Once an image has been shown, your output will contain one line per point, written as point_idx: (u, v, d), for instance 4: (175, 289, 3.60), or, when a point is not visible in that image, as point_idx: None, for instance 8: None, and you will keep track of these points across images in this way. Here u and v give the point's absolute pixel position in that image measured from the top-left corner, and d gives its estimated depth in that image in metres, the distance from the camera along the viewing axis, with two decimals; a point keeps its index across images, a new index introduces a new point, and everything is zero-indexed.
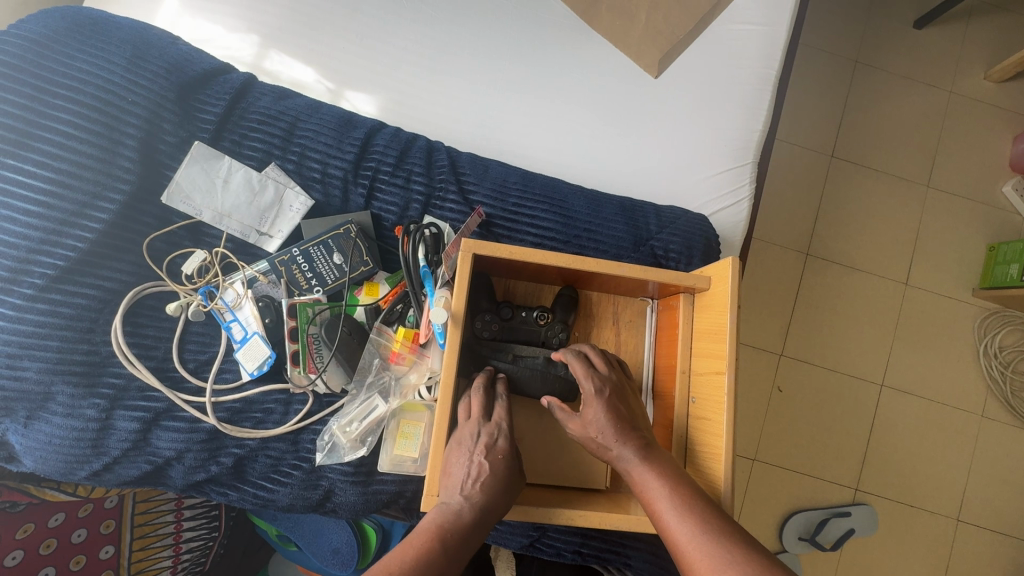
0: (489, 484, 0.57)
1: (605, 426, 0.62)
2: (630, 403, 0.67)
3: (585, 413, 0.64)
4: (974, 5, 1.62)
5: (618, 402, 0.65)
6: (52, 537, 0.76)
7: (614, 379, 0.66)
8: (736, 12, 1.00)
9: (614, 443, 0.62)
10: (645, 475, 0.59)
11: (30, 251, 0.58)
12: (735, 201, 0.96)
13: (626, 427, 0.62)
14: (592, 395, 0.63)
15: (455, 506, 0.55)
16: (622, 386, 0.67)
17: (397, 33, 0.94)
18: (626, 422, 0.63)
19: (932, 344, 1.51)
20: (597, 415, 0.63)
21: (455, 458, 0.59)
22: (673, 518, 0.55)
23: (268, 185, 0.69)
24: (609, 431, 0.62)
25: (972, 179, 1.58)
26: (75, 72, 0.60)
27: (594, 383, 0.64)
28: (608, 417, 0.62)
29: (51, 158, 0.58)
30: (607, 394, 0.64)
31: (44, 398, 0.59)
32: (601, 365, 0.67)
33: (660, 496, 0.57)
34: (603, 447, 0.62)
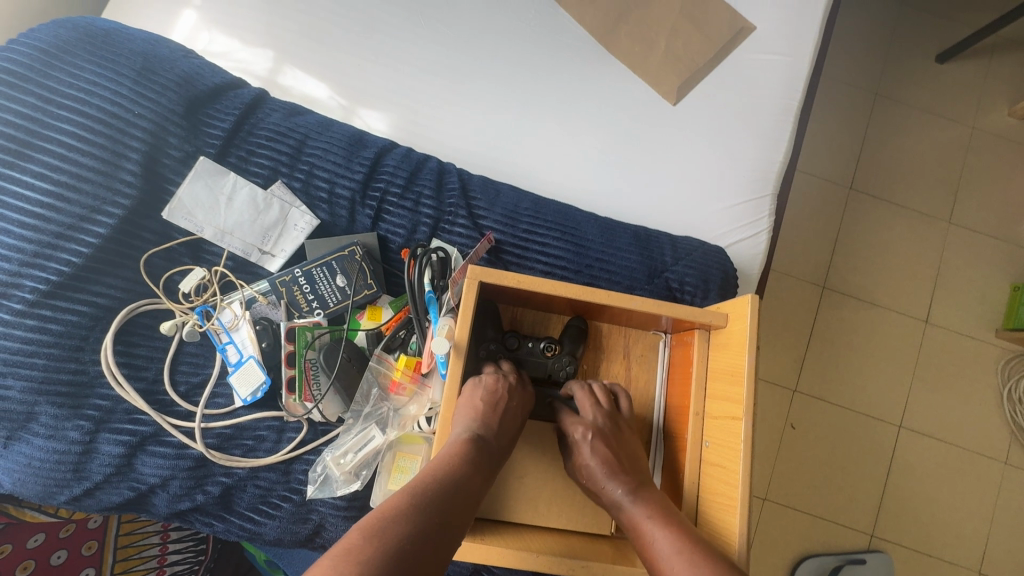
0: (510, 425, 0.58)
1: (594, 469, 0.60)
2: (620, 444, 0.63)
3: (577, 457, 0.62)
4: (996, 43, 1.60)
5: (605, 446, 0.61)
6: (30, 559, 0.73)
7: (600, 421, 0.63)
8: (760, 42, 0.99)
9: (603, 484, 0.60)
10: (638, 519, 0.56)
11: (22, 264, 0.55)
12: (753, 234, 0.93)
13: (615, 470, 0.60)
14: (580, 442, 0.62)
15: (489, 438, 0.55)
16: (612, 426, 0.63)
17: (412, 53, 0.93)
18: (615, 465, 0.60)
19: (952, 384, 1.46)
20: (587, 463, 0.61)
21: (481, 389, 0.59)
22: (675, 566, 0.51)
23: (273, 203, 0.67)
24: (598, 475, 0.60)
25: (995, 217, 1.54)
26: (83, 84, 0.59)
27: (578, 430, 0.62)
28: (595, 463, 0.60)
29: (51, 169, 0.56)
30: (593, 438, 0.61)
31: (26, 419, 0.56)
32: (587, 408, 0.64)
33: (657, 541, 0.54)
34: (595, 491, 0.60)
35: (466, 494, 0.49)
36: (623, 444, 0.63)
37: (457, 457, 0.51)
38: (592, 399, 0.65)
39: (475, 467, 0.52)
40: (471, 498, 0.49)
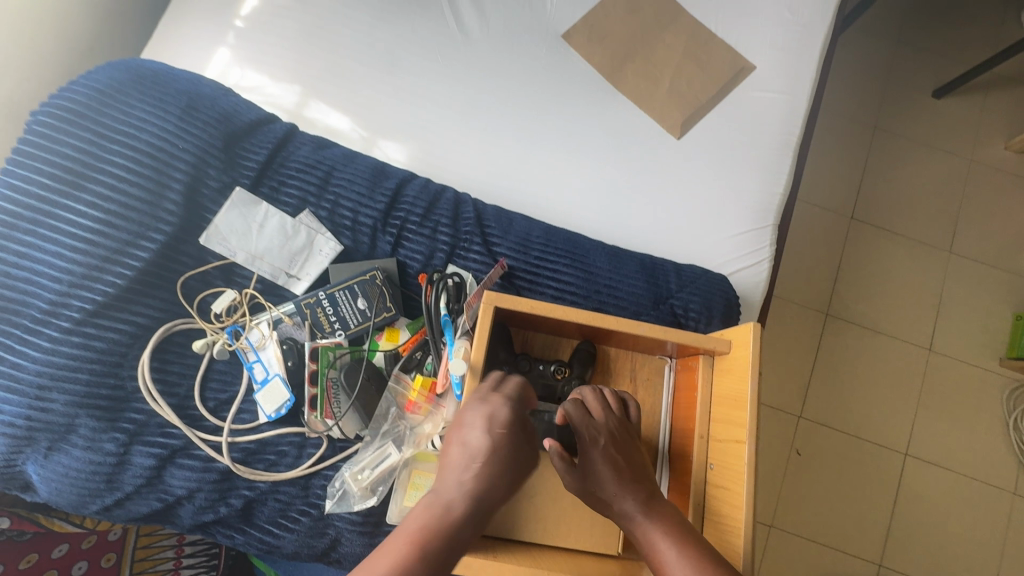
0: (509, 472, 0.55)
1: (604, 476, 0.60)
2: (628, 452, 0.64)
3: (583, 463, 0.61)
4: (991, 79, 1.65)
5: (617, 452, 0.63)
6: (53, 569, 0.76)
7: (610, 425, 0.65)
8: (760, 80, 1.04)
9: (614, 494, 0.60)
10: (652, 530, 0.57)
11: (71, 286, 0.60)
12: (755, 262, 0.96)
13: (627, 479, 0.61)
14: (588, 443, 0.62)
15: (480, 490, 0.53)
16: (620, 433, 0.65)
17: (430, 88, 0.99)
18: (626, 473, 0.61)
19: (957, 412, 1.47)
20: (596, 464, 0.60)
21: (478, 435, 0.55)
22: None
23: (301, 230, 0.71)
24: (609, 484, 0.60)
25: (996, 247, 1.57)
26: (133, 121, 0.64)
27: (589, 430, 0.62)
28: (606, 466, 0.61)
29: (102, 199, 0.61)
30: (605, 443, 0.62)
31: (66, 431, 0.60)
32: (597, 412, 0.66)
33: (673, 553, 0.55)
34: (604, 500, 0.60)
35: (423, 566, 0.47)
36: (631, 452, 0.64)
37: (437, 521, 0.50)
38: (602, 404, 0.67)
39: (439, 530, 0.49)
40: (431, 568, 0.47)
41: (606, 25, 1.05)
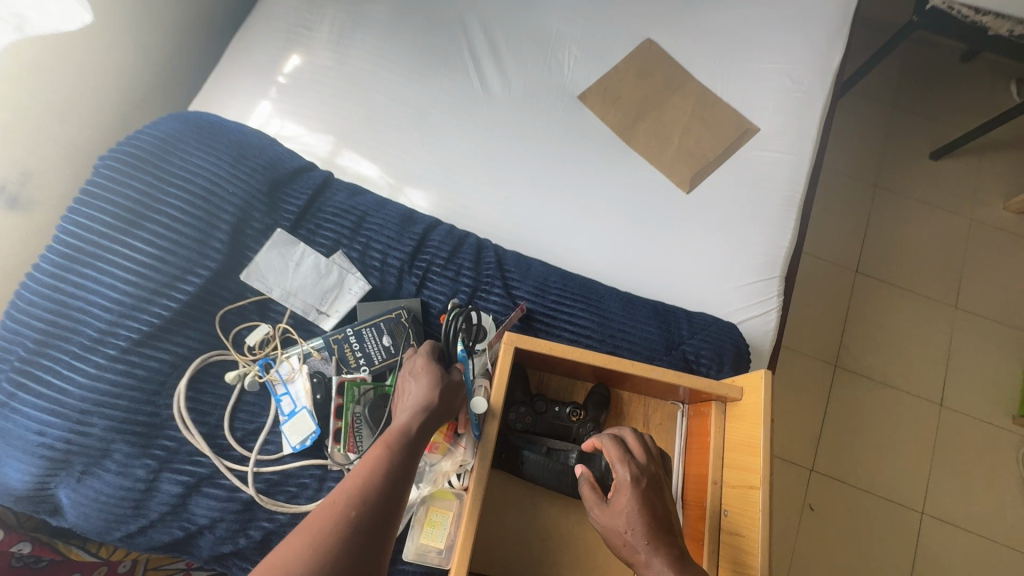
0: (444, 386, 0.63)
1: (636, 520, 0.57)
2: (663, 500, 0.60)
3: (615, 500, 0.59)
4: (987, 143, 1.72)
5: (653, 495, 0.59)
6: None
7: (652, 467, 0.62)
8: (765, 141, 1.11)
9: (646, 542, 0.57)
10: None
11: (121, 315, 0.64)
12: (764, 312, 1.00)
13: (661, 530, 0.57)
14: (625, 482, 0.59)
15: (426, 408, 0.59)
16: (659, 475, 0.62)
17: (455, 141, 1.07)
18: (659, 523, 0.58)
19: (973, 470, 1.44)
20: (629, 506, 0.58)
21: (408, 374, 0.65)
22: None
23: (333, 270, 0.76)
24: (641, 529, 0.57)
25: (1001, 303, 1.59)
26: (190, 167, 0.70)
27: (629, 470, 0.59)
28: (640, 510, 0.58)
29: (158, 237, 0.67)
30: (643, 485, 0.59)
31: (102, 455, 0.62)
32: (639, 452, 0.62)
33: None
34: (631, 544, 0.57)
35: (385, 466, 0.53)
36: (663, 498, 0.61)
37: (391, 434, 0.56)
38: (643, 446, 0.63)
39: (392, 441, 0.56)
40: (392, 469, 0.53)
41: (620, 87, 1.13)
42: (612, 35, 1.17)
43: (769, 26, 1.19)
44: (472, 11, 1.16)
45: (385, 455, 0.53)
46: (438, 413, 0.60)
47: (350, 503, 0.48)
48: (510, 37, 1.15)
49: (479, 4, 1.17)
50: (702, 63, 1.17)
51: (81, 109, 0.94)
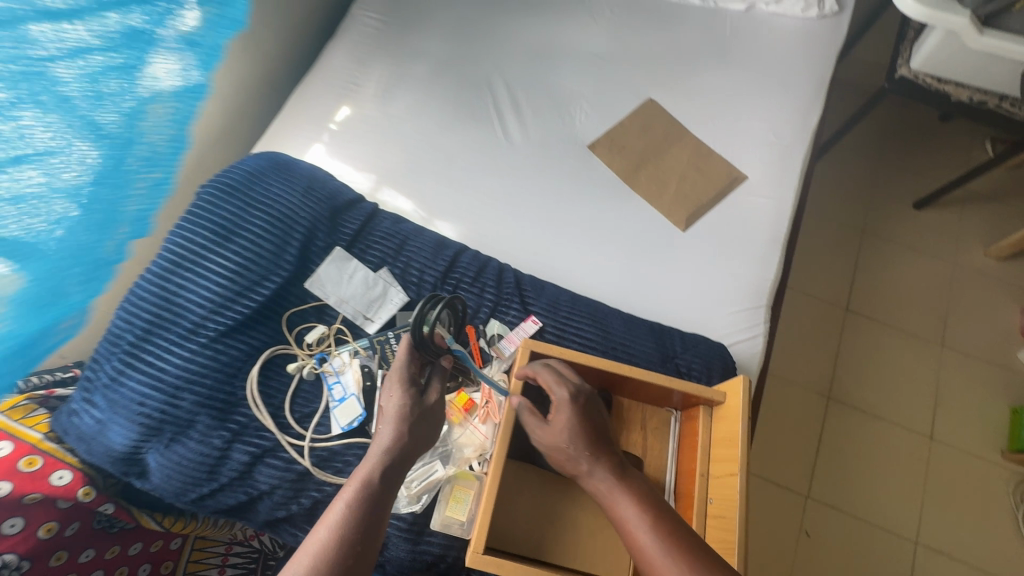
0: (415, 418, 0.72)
1: (574, 433, 0.72)
2: (594, 416, 0.76)
3: (556, 419, 0.74)
4: (967, 194, 1.86)
5: (586, 413, 0.75)
6: (126, 565, 0.86)
7: (581, 390, 0.77)
8: (752, 188, 1.27)
9: (585, 453, 0.71)
10: (614, 489, 0.70)
11: (211, 311, 0.78)
12: (751, 336, 1.12)
13: (595, 440, 0.73)
14: (563, 402, 0.74)
15: (398, 443, 0.70)
16: (588, 399, 0.77)
17: (481, 182, 1.23)
18: (593, 435, 0.73)
19: (966, 503, 1.50)
20: (568, 421, 0.73)
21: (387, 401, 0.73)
22: (642, 531, 0.65)
23: (379, 282, 0.90)
24: (580, 441, 0.72)
25: (986, 343, 1.69)
26: (271, 194, 0.87)
27: (565, 391, 0.75)
28: (577, 423, 0.73)
29: (244, 249, 0.82)
30: (576, 404, 0.74)
31: (187, 426, 0.75)
32: (569, 379, 0.78)
33: (629, 509, 0.67)
34: (573, 456, 0.72)
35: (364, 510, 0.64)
36: (596, 417, 0.76)
37: (360, 482, 0.65)
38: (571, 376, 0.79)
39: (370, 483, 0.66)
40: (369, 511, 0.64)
41: (624, 139, 1.30)
42: (618, 95, 1.36)
43: (755, 90, 1.37)
44: (498, 73, 1.36)
45: (362, 495, 0.64)
46: (405, 452, 0.70)
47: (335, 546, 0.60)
48: (530, 95, 1.34)
49: (504, 68, 1.37)
50: (696, 120, 1.35)
51: None
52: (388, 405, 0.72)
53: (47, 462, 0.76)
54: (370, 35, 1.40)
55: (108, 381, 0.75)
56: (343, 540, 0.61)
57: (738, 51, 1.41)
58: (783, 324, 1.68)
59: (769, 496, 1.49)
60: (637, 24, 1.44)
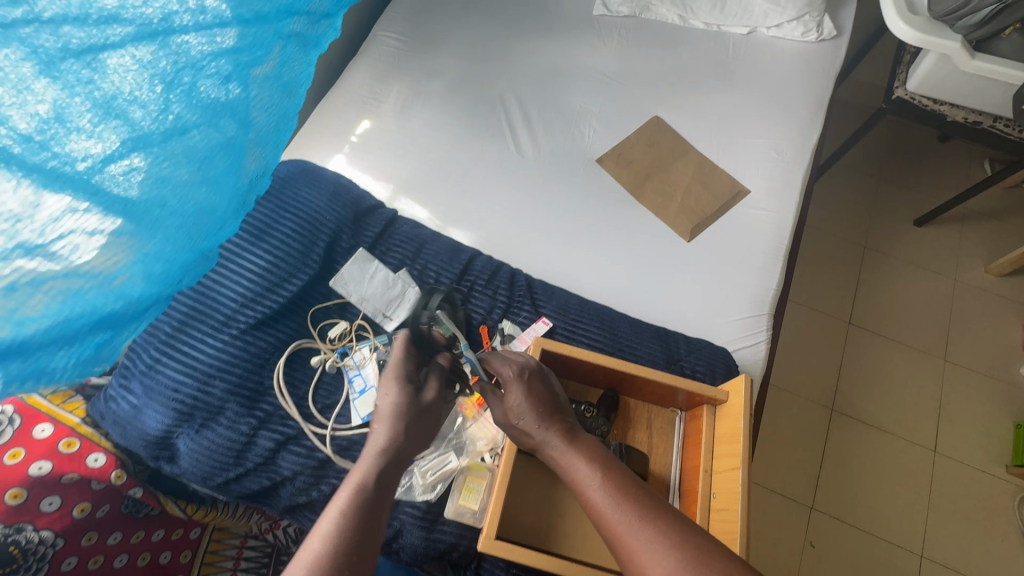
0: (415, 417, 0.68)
1: (525, 407, 0.71)
2: (547, 388, 0.74)
3: (508, 396, 0.72)
4: (967, 213, 1.90)
5: (535, 387, 0.72)
6: (148, 551, 0.86)
7: (530, 365, 0.75)
8: (755, 201, 1.32)
9: (537, 425, 0.70)
10: (568, 455, 0.68)
11: (243, 305, 0.85)
12: (754, 342, 1.15)
13: (546, 410, 0.71)
14: (512, 378, 0.73)
15: (393, 443, 0.66)
16: (540, 372, 0.75)
17: (494, 193, 1.29)
18: (545, 407, 0.71)
19: (970, 516, 1.51)
20: (519, 397, 0.71)
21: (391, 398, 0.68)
22: (593, 492, 0.62)
23: (399, 282, 0.95)
24: (530, 414, 0.71)
25: (989, 358, 1.71)
26: (301, 199, 0.95)
27: (512, 367, 0.73)
28: (527, 397, 0.71)
29: (275, 248, 0.90)
30: (524, 378, 0.73)
31: (217, 412, 0.80)
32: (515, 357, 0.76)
33: (582, 472, 0.65)
34: (525, 428, 0.71)
35: (369, 507, 0.58)
36: (548, 390, 0.74)
37: (355, 483, 0.60)
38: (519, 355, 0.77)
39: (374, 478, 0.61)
40: (373, 509, 0.59)
41: (631, 154, 1.36)
42: (625, 112, 1.42)
43: (757, 109, 1.43)
44: (511, 91, 1.43)
45: (364, 491, 0.60)
46: (402, 454, 0.66)
47: (337, 543, 0.54)
48: (541, 111, 1.41)
49: (517, 86, 1.44)
50: (700, 137, 1.40)
51: None
52: (384, 403, 0.68)
53: (84, 445, 0.82)
54: (391, 54, 1.47)
55: (145, 369, 0.80)
56: (341, 539, 0.54)
57: (740, 72, 1.48)
58: (786, 337, 1.71)
59: (774, 506, 1.50)
60: (644, 46, 1.51)
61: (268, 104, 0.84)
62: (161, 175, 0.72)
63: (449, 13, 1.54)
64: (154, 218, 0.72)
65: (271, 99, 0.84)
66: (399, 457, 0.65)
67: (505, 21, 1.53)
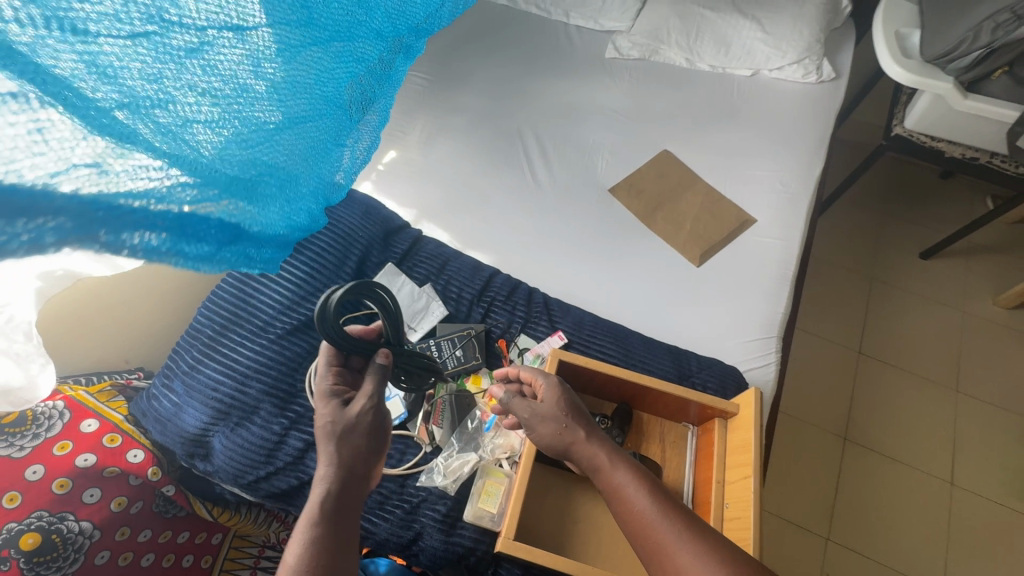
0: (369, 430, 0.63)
1: (566, 407, 0.72)
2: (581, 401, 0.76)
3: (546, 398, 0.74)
4: (972, 246, 1.94)
5: (573, 396, 0.75)
6: (173, 553, 0.90)
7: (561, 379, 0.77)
8: (762, 230, 1.37)
9: (581, 425, 0.71)
10: (609, 458, 0.68)
11: (280, 311, 0.91)
12: (763, 363, 1.19)
13: (584, 414, 0.73)
14: (551, 384, 0.75)
15: (342, 466, 0.61)
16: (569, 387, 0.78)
17: (511, 218, 1.36)
18: (583, 413, 0.73)
19: (990, 552, 1.48)
20: (558, 397, 0.73)
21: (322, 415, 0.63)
22: (638, 496, 0.64)
23: (423, 296, 1.03)
24: (571, 415, 0.72)
25: (1002, 390, 1.71)
26: (336, 216, 1.02)
27: (552, 376, 0.76)
28: (567, 399, 0.73)
29: (311, 259, 0.96)
30: (565, 385, 0.75)
31: (251, 412, 0.85)
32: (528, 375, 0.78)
33: (624, 477, 0.66)
34: (569, 425, 0.71)
35: (323, 548, 0.56)
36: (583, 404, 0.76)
37: (307, 521, 0.58)
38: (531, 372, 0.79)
39: (324, 515, 0.58)
40: (329, 547, 0.57)
41: (642, 185, 1.43)
42: (636, 146, 1.51)
43: (761, 145, 1.51)
44: (528, 125, 1.53)
45: (316, 527, 0.57)
46: (360, 469, 0.62)
47: None
48: (556, 145, 1.49)
49: (534, 121, 1.54)
50: (706, 170, 1.48)
51: None
52: (321, 422, 0.62)
53: (125, 441, 0.87)
54: (417, 92, 1.58)
55: (187, 368, 0.88)
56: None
57: (745, 110, 1.57)
58: (796, 365, 1.73)
59: (788, 537, 1.48)
60: (654, 86, 1.61)
61: (376, 104, 0.84)
62: (298, 154, 0.70)
63: (472, 55, 1.67)
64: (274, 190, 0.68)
65: (383, 81, 0.84)
66: (352, 478, 0.61)
67: (525, 63, 1.65)
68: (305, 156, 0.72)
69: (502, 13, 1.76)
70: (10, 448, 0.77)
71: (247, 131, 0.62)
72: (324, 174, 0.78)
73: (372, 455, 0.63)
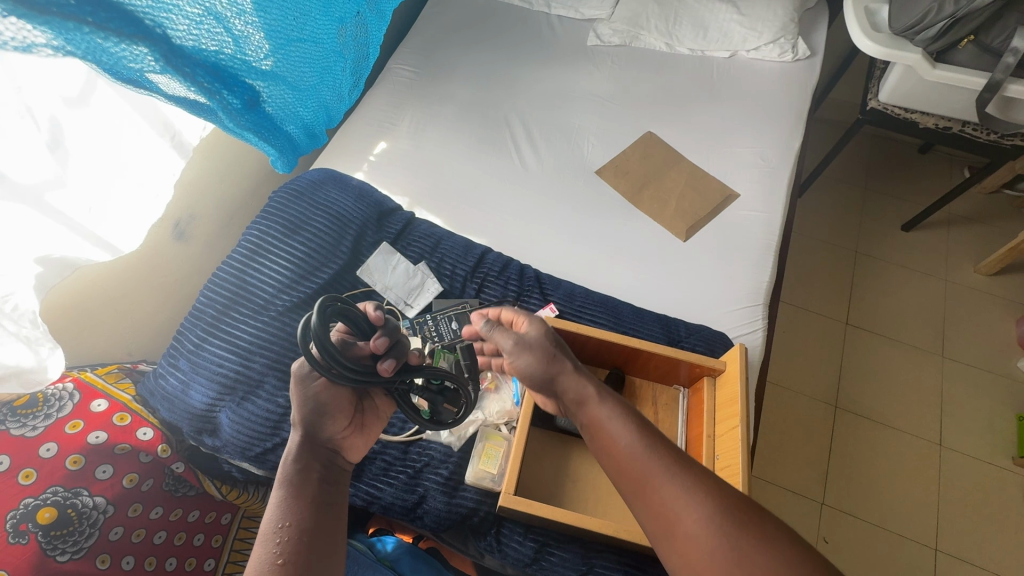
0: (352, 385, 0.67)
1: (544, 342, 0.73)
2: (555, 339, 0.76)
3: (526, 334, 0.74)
4: (952, 217, 1.99)
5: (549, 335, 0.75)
6: (184, 531, 0.92)
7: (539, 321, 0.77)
8: (744, 204, 1.41)
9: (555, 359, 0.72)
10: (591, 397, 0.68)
11: (280, 291, 0.98)
12: (751, 329, 1.23)
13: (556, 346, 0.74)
14: (529, 328, 0.75)
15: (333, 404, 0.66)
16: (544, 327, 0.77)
17: (501, 202, 1.40)
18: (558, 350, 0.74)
19: (980, 507, 1.53)
20: (538, 336, 0.73)
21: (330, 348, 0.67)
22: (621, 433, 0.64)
23: (418, 274, 1.06)
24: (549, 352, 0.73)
25: (985, 354, 1.75)
26: (330, 198, 1.08)
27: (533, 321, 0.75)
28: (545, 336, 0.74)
29: (308, 242, 1.03)
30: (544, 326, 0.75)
31: (256, 386, 0.91)
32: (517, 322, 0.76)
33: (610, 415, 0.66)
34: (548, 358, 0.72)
35: (299, 505, 0.59)
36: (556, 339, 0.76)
37: (282, 482, 0.61)
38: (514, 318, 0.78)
39: (296, 476, 0.62)
40: (303, 503, 0.60)
41: (628, 165, 1.47)
42: (620, 129, 1.54)
43: (741, 123, 1.55)
44: (515, 113, 1.56)
45: (285, 488, 0.60)
46: (320, 437, 0.65)
47: (274, 543, 0.56)
48: (543, 129, 1.53)
49: (521, 108, 1.57)
50: (689, 149, 1.52)
51: (243, 181, 1.30)
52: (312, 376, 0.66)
53: (135, 419, 0.91)
54: (403, 84, 1.62)
55: (192, 348, 0.93)
56: (284, 540, 0.56)
57: (724, 91, 1.61)
58: (785, 338, 1.77)
59: (784, 505, 1.52)
60: (635, 72, 1.65)
61: (360, 41, 1.06)
62: (302, 60, 0.92)
63: (457, 47, 1.70)
64: (284, 82, 0.90)
65: (367, 23, 1.06)
66: (316, 443, 0.65)
67: (509, 53, 1.68)
68: (311, 64, 0.94)
69: (485, 5, 1.81)
70: (24, 427, 0.78)
71: (269, 32, 0.83)
72: (323, 83, 1.01)
73: (333, 419, 0.67)
